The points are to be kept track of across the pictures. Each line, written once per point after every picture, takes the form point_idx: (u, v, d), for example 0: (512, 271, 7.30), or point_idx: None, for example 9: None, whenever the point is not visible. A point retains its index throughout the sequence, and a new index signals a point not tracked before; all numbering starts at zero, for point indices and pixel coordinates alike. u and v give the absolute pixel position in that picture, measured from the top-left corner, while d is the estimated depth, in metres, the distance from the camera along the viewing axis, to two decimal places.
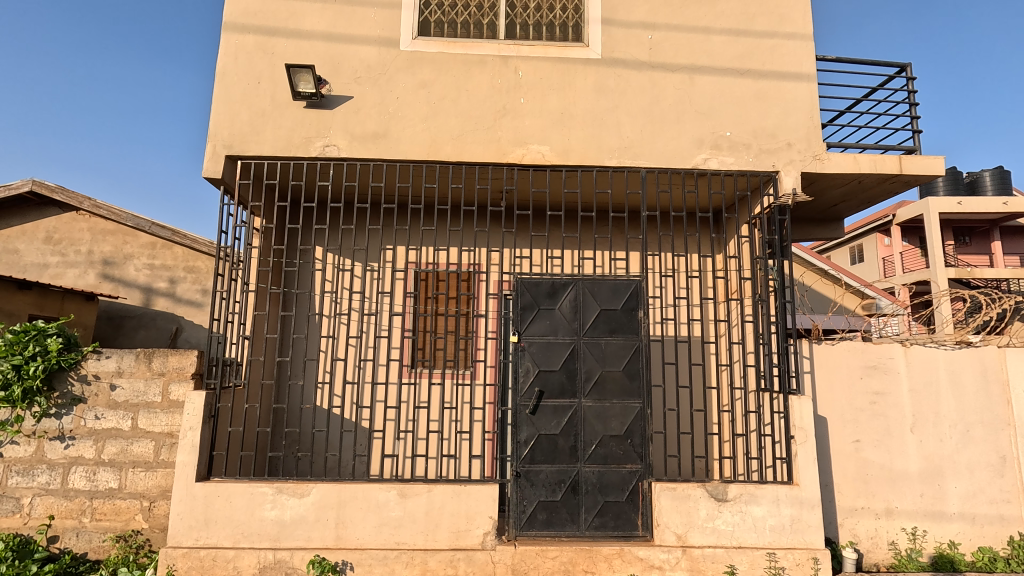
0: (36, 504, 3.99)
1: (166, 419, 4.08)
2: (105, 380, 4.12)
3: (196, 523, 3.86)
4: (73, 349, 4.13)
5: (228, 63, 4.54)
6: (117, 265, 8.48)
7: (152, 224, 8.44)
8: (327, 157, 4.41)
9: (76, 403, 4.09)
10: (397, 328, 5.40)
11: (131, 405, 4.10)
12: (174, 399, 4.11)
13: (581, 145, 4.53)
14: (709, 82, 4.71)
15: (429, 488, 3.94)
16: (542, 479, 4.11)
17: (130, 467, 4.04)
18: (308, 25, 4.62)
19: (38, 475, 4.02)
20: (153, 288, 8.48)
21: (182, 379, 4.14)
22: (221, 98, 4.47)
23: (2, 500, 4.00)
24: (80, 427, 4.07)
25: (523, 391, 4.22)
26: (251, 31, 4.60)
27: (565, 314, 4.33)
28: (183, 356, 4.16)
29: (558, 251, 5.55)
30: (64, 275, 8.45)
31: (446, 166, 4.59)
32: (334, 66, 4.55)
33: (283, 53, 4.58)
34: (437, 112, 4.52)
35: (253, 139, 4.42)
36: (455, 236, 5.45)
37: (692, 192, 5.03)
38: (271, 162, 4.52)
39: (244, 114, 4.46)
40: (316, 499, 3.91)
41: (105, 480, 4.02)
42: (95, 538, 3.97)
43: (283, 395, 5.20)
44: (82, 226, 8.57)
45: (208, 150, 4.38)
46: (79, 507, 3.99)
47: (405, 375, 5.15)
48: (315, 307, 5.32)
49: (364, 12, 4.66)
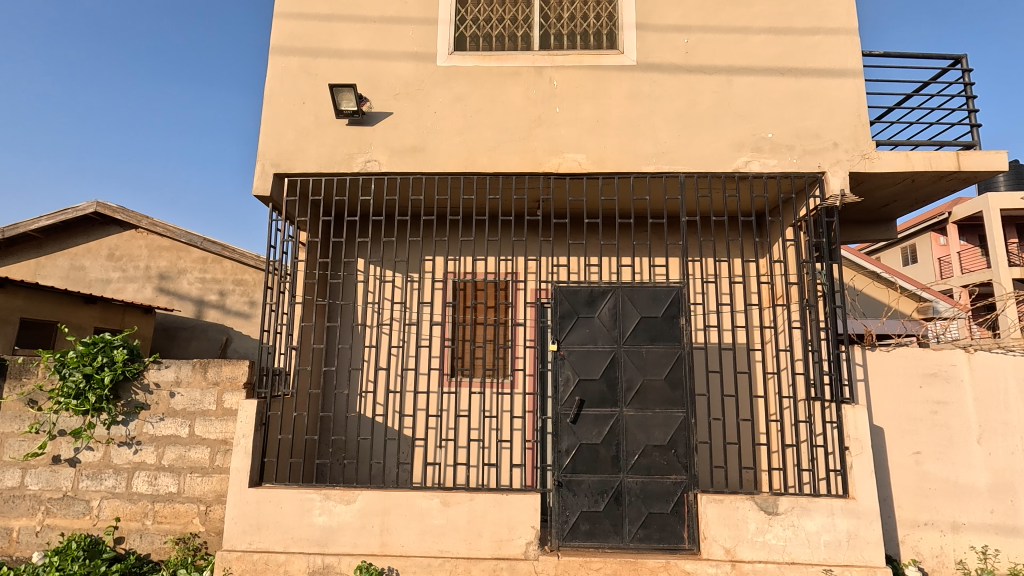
0: (104, 507, 4.24)
1: (220, 426, 4.27)
2: (165, 388, 4.35)
3: (249, 527, 4.01)
4: (137, 359, 4.40)
5: (275, 86, 4.75)
6: (171, 279, 8.98)
7: (204, 241, 8.86)
8: (368, 172, 4.55)
9: (139, 410, 4.33)
10: (437, 337, 5.51)
11: (188, 413, 4.31)
12: (227, 407, 4.29)
13: (617, 151, 4.51)
14: (748, 84, 4.62)
15: (471, 496, 3.97)
16: (584, 489, 4.08)
17: (188, 472, 4.24)
18: (349, 46, 4.79)
19: (106, 478, 4.26)
20: (205, 300, 8.93)
21: (235, 388, 4.32)
22: (268, 118, 4.68)
23: (74, 502, 4.25)
24: (143, 433, 4.30)
25: (563, 400, 4.22)
26: (295, 54, 4.81)
27: (604, 323, 4.30)
28: (236, 366, 4.33)
29: (596, 259, 5.57)
30: (125, 290, 8.99)
31: (484, 178, 4.66)
32: (373, 84, 4.69)
33: (325, 73, 4.77)
34: (473, 125, 4.59)
35: (298, 158, 4.60)
36: (492, 246, 5.55)
37: (733, 196, 4.95)
38: (315, 179, 4.69)
39: (290, 133, 4.66)
40: (362, 505, 3.99)
41: (166, 484, 4.23)
42: (157, 539, 4.17)
43: (329, 404, 5.38)
44: (140, 243, 9.10)
45: (257, 168, 4.58)
46: (142, 510, 4.21)
47: (445, 384, 5.25)
48: (358, 318, 5.47)
49: (401, 30, 4.80)
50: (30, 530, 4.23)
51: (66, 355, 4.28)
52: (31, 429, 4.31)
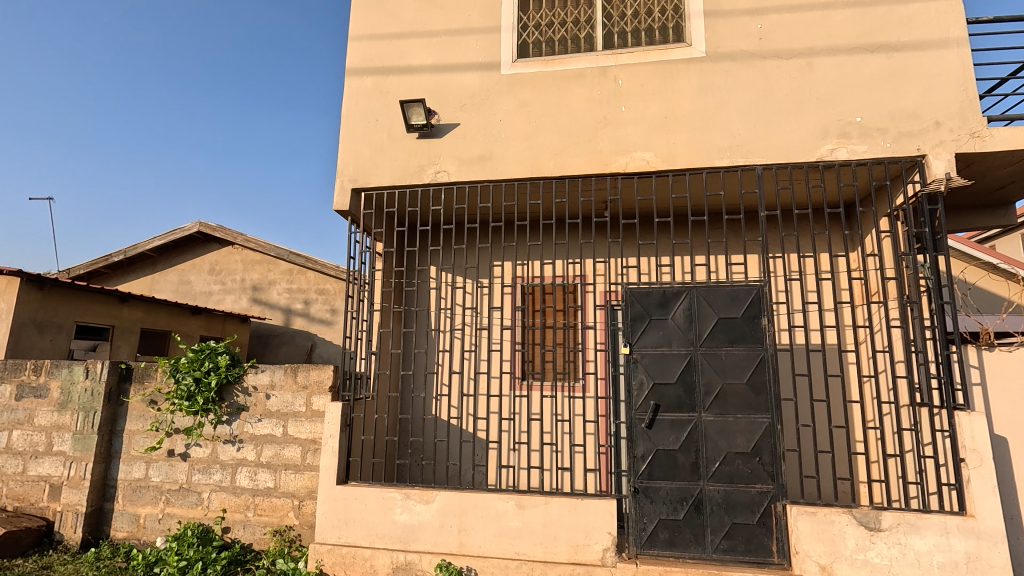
0: (213, 498, 4.67)
1: (310, 427, 4.58)
2: (261, 391, 4.73)
3: (338, 522, 4.26)
4: (238, 364, 4.82)
5: (351, 106, 5.05)
6: (263, 290, 9.77)
7: (291, 253, 9.53)
8: (438, 182, 4.71)
9: (240, 411, 4.74)
10: (507, 341, 5.59)
11: (282, 414, 4.65)
12: (315, 409, 4.58)
13: (688, 147, 4.36)
14: (832, 65, 4.31)
15: (546, 500, 3.98)
16: (662, 496, 3.96)
17: (283, 469, 4.58)
18: (418, 62, 4.99)
19: (214, 473, 4.70)
20: (292, 309, 9.63)
21: (322, 392, 4.60)
22: (345, 137, 4.98)
23: (188, 494, 4.72)
24: (244, 432, 4.70)
25: (637, 404, 4.13)
26: (368, 74, 5.08)
27: (679, 324, 4.16)
28: (322, 370, 4.63)
29: (667, 258, 5.42)
30: (224, 301, 9.88)
31: (550, 182, 4.68)
32: (441, 97, 4.86)
33: (396, 90, 5.00)
34: (538, 130, 4.63)
35: (373, 173, 4.85)
36: (560, 249, 5.55)
37: (817, 186, 4.63)
38: (389, 191, 4.92)
39: (365, 150, 4.92)
40: (441, 505, 4.12)
41: (264, 480, 4.59)
42: (258, 530, 4.54)
43: (407, 406, 5.61)
44: (236, 257, 9.98)
45: (337, 185, 4.88)
46: (245, 502, 4.60)
47: (517, 387, 5.31)
48: (432, 323, 5.66)
49: (466, 43, 4.94)
50: (153, 517, 4.74)
51: (179, 361, 4.77)
52: (153, 428, 4.84)
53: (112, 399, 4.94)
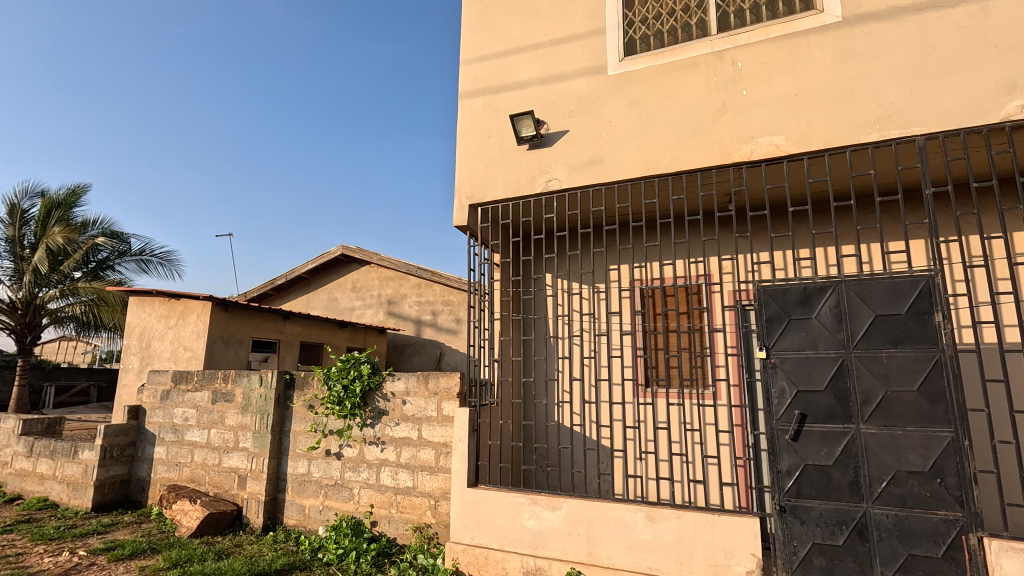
0: (362, 494, 5.17)
1: (441, 431, 4.87)
2: (398, 397, 5.14)
3: (471, 523, 4.46)
4: (377, 372, 5.31)
5: (465, 126, 5.32)
6: (396, 303, 10.71)
7: (418, 269, 10.29)
8: (550, 191, 4.76)
9: (381, 415, 5.20)
10: (628, 346, 5.43)
11: (417, 418, 5.01)
12: (446, 414, 4.86)
13: (825, 125, 3.88)
14: (1016, 4, 3.55)
15: (678, 514, 3.77)
16: (816, 517, 3.53)
17: (419, 470, 4.93)
18: (525, 76, 5.12)
19: (362, 471, 5.20)
20: (422, 320, 10.44)
21: (450, 398, 4.87)
22: (461, 156, 5.26)
23: (342, 489, 5.28)
24: (386, 435, 5.14)
25: (779, 414, 3.74)
26: (480, 94, 5.32)
27: (825, 324, 3.70)
28: (450, 378, 4.90)
29: (806, 251, 4.87)
30: (364, 314, 10.98)
31: (666, 179, 4.47)
32: (549, 107, 4.91)
33: (506, 106, 5.16)
34: (650, 127, 4.46)
35: (488, 187, 5.05)
36: (681, 249, 5.28)
37: (1005, 152, 3.83)
38: (503, 204, 5.09)
39: (480, 166, 5.15)
40: (568, 513, 4.11)
41: (404, 479, 4.98)
42: (401, 525, 4.93)
43: (531, 412, 5.72)
44: (373, 275, 11.05)
45: (456, 202, 5.17)
46: (389, 499, 5.03)
47: (641, 394, 5.13)
48: (551, 330, 5.72)
49: (571, 50, 4.95)
50: (316, 508, 5.38)
51: (331, 370, 5.38)
52: (312, 429, 5.51)
53: (280, 403, 5.73)
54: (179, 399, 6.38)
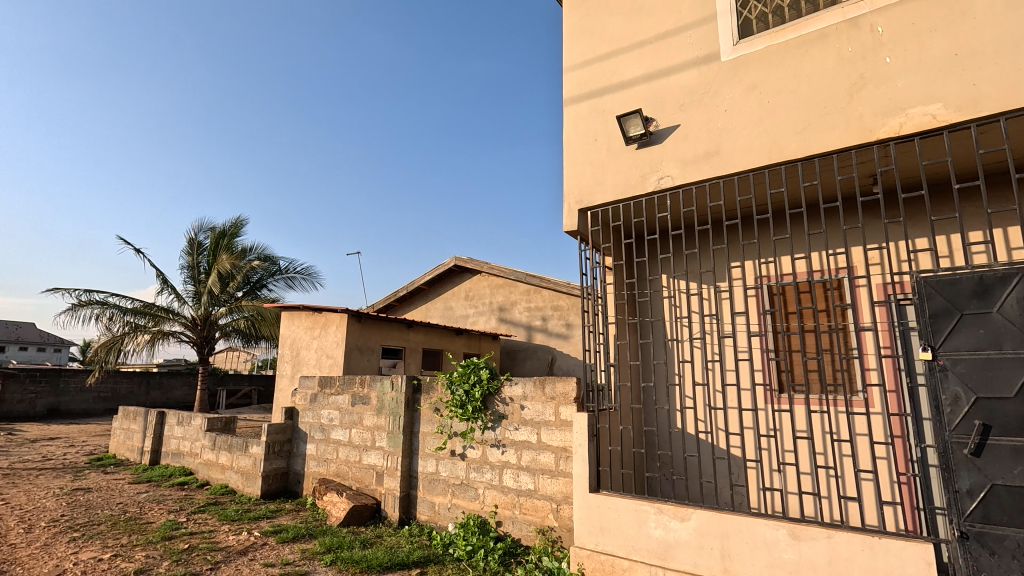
0: (487, 495, 5.37)
1: (560, 435, 4.91)
2: (517, 402, 5.28)
3: (594, 529, 4.42)
4: (496, 377, 5.50)
5: (571, 132, 5.36)
6: (508, 310, 11.06)
7: (527, 275, 10.49)
8: (662, 188, 4.61)
9: (501, 418, 5.38)
10: (757, 349, 5.05)
11: (536, 422, 5.11)
12: (564, 419, 4.90)
13: (998, 85, 3.31)
14: None
15: (828, 533, 3.42)
16: (1011, 548, 2.97)
17: (540, 473, 5.01)
18: (631, 75, 5.03)
19: (486, 472, 5.42)
20: (532, 326, 10.66)
21: (568, 402, 4.90)
22: (569, 162, 5.30)
23: (468, 488, 5.54)
24: (506, 438, 5.31)
25: (953, 425, 3.22)
26: (584, 99, 5.33)
27: (1012, 319, 3.13)
28: (566, 383, 4.93)
29: (977, 234, 4.18)
30: (478, 322, 11.47)
31: (795, 166, 4.11)
32: (657, 103, 4.77)
33: (612, 107, 5.11)
34: (773, 111, 4.13)
35: (597, 190, 5.03)
36: (815, 240, 4.81)
37: None
38: (613, 206, 5.02)
39: (588, 170, 5.14)
40: (698, 525, 3.91)
41: (526, 482, 5.09)
42: (524, 527, 5.04)
43: (652, 418, 5.56)
44: (484, 284, 11.51)
45: (565, 208, 5.22)
46: (512, 501, 5.17)
47: (774, 400, 4.74)
48: (669, 333, 5.51)
49: (679, 41, 4.77)
50: (445, 506, 5.71)
51: (453, 375, 5.69)
52: (438, 430, 5.87)
53: (409, 406, 6.18)
54: (325, 401, 7.16)
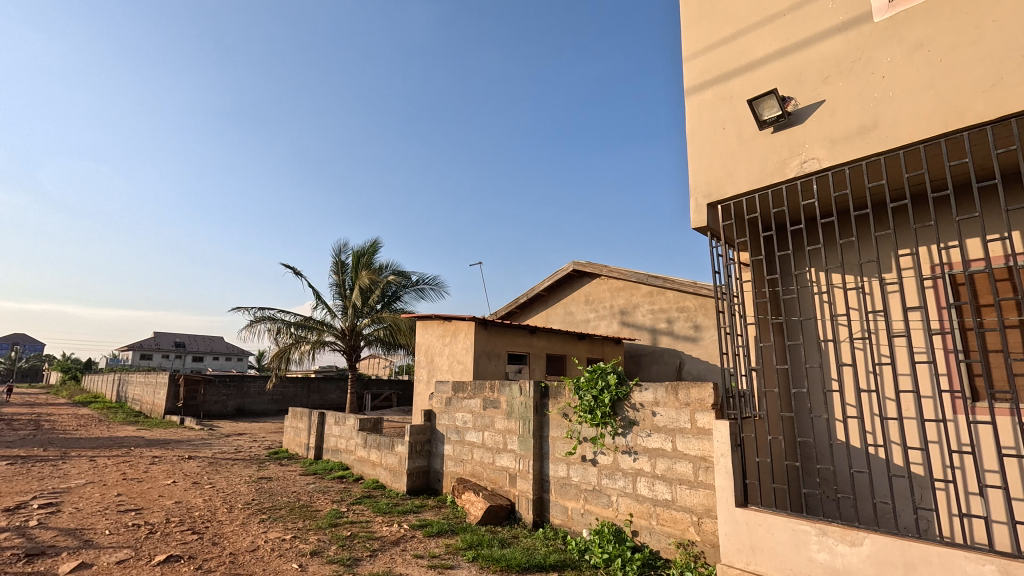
0: (620, 503, 5.25)
1: (698, 444, 4.64)
2: (648, 408, 5.09)
3: (744, 547, 4.09)
4: (624, 382, 5.36)
5: (695, 123, 5.08)
6: (630, 313, 10.84)
7: (648, 276, 10.15)
8: (807, 173, 4.15)
9: (632, 425, 5.23)
10: (938, 349, 4.33)
11: (670, 429, 4.88)
12: (701, 426, 4.63)
13: None
14: None
15: None
16: None
17: (678, 483, 4.77)
18: (761, 54, 4.64)
19: (618, 479, 5.29)
20: (657, 328, 10.34)
21: (705, 409, 4.61)
22: (694, 155, 5.02)
23: (600, 495, 5.46)
24: (638, 445, 5.14)
25: None
26: (708, 86, 5.02)
27: None
28: (702, 388, 4.65)
29: None
30: (600, 326, 11.37)
31: (983, 131, 3.45)
32: (794, 79, 4.35)
33: (740, 91, 4.75)
34: (947, 70, 3.53)
35: (728, 182, 4.69)
36: (1016, 217, 4.00)
37: None
38: (748, 197, 4.65)
39: (716, 161, 4.83)
40: (874, 551, 3.44)
41: (662, 491, 4.89)
42: (663, 539, 4.83)
43: (806, 428, 5.02)
44: (604, 287, 11.38)
45: (692, 204, 4.94)
46: (648, 510, 4.99)
47: (966, 410, 4.01)
48: (823, 333, 4.94)
49: (819, 8, 4.30)
50: (578, 511, 5.68)
51: (580, 380, 5.65)
52: (568, 435, 5.88)
53: (538, 410, 6.28)
54: (458, 405, 7.57)
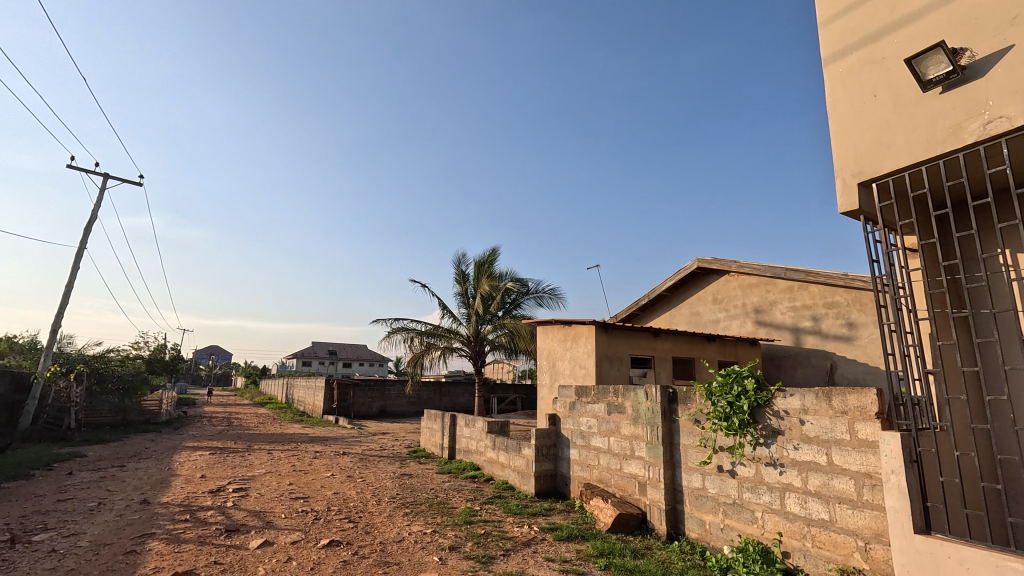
0: (767, 519, 4.79)
1: (861, 458, 4.08)
2: (795, 416, 4.59)
3: None
4: (764, 388, 4.88)
5: (837, 93, 4.51)
6: (766, 311, 10.02)
7: (788, 271, 9.51)
8: (993, 137, 3.47)
9: (776, 434, 4.76)
10: None
11: (823, 441, 4.35)
12: (863, 438, 4.07)
13: None
14: None
15: None
16: None
17: (836, 502, 4.23)
18: (921, 4, 4.03)
19: (762, 493, 4.83)
20: (801, 327, 9.51)
21: (867, 419, 4.04)
22: (837, 129, 4.46)
23: (742, 509, 5.03)
24: (785, 457, 4.66)
25: None
26: (852, 49, 4.45)
27: None
28: (862, 395, 4.08)
29: None
30: (731, 326, 10.61)
31: None
32: (968, 27, 3.70)
33: (894, 50, 4.14)
34: None
35: (884, 157, 4.08)
36: None
37: None
38: (912, 171, 3.99)
39: (866, 134, 4.22)
40: None
41: (817, 510, 4.36)
42: (821, 563, 4.30)
43: (1007, 444, 4.18)
44: (734, 284, 10.60)
45: (838, 185, 4.36)
46: (801, 530, 4.48)
47: None
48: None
49: None
50: (717, 526, 5.29)
51: (712, 385, 5.23)
52: (701, 443, 5.51)
53: (666, 416, 6.00)
54: (582, 409, 7.51)
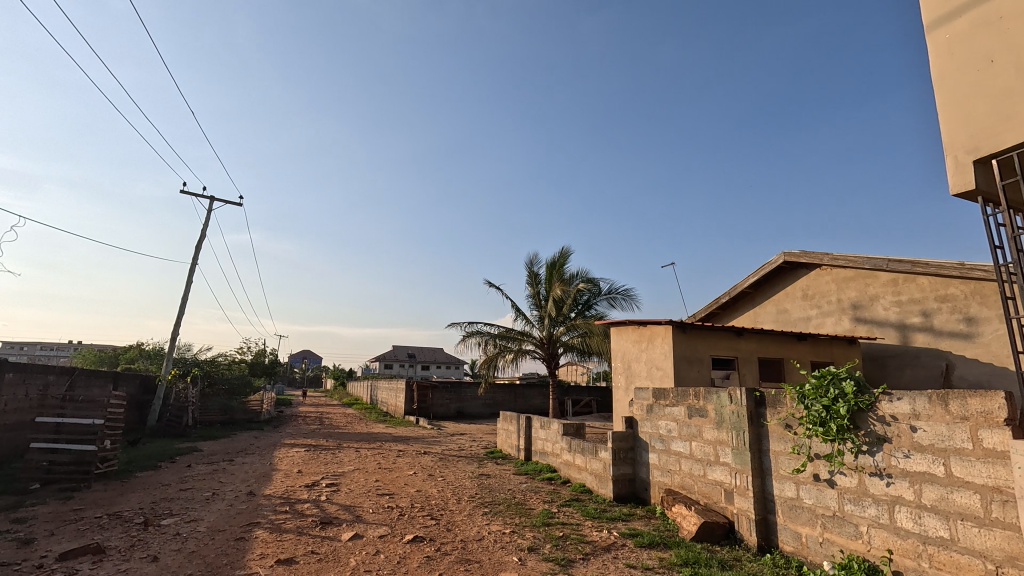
0: (873, 535, 4.36)
1: (987, 470, 3.63)
2: (904, 422, 4.16)
3: None
4: (866, 391, 4.44)
5: (946, 64, 4.41)
6: (866, 307, 9.20)
7: (890, 261, 8.66)
8: None
9: (882, 442, 4.32)
10: None
11: (939, 450, 3.91)
12: (988, 447, 3.62)
13: None
14: None
15: None
16: None
17: (958, 518, 3.78)
18: None
19: (868, 506, 4.42)
20: (908, 323, 8.63)
21: (994, 425, 3.59)
22: (949, 102, 4.36)
23: (844, 523, 4.62)
24: (893, 466, 4.23)
25: None
26: (963, 17, 4.35)
27: None
28: (987, 399, 3.63)
29: None
30: (825, 324, 9.84)
31: None
32: None
33: (1013, 15, 4.03)
34: None
35: (1003, 130, 3.97)
36: None
37: None
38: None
39: (983, 106, 4.12)
40: None
41: (935, 527, 3.92)
42: None
43: None
44: (828, 279, 9.85)
45: (952, 162, 4.28)
46: (915, 549, 4.04)
47: None
48: None
49: None
50: (815, 539, 4.89)
51: (806, 387, 4.87)
52: (794, 450, 5.15)
53: (754, 421, 5.65)
54: (661, 412, 7.28)
